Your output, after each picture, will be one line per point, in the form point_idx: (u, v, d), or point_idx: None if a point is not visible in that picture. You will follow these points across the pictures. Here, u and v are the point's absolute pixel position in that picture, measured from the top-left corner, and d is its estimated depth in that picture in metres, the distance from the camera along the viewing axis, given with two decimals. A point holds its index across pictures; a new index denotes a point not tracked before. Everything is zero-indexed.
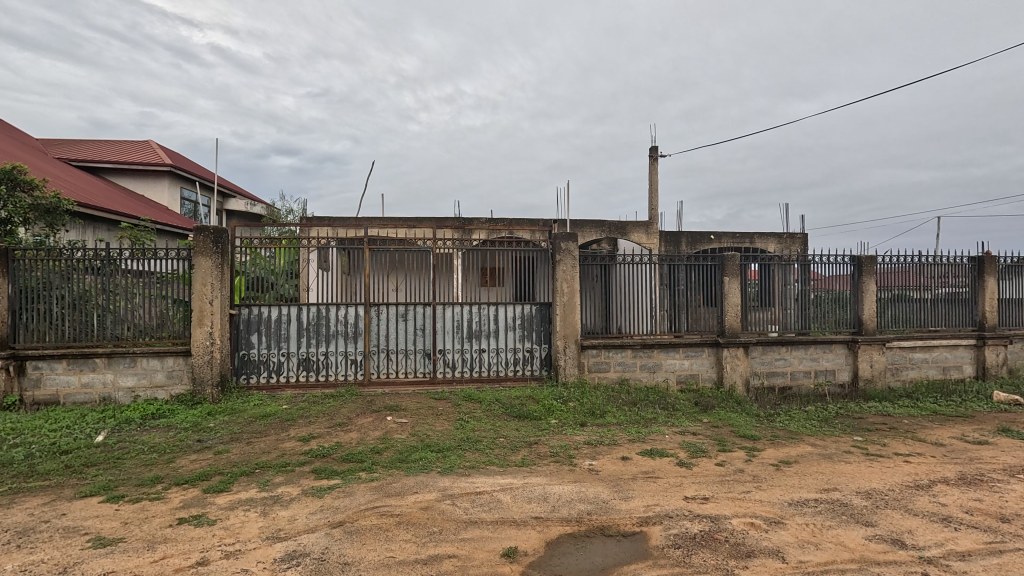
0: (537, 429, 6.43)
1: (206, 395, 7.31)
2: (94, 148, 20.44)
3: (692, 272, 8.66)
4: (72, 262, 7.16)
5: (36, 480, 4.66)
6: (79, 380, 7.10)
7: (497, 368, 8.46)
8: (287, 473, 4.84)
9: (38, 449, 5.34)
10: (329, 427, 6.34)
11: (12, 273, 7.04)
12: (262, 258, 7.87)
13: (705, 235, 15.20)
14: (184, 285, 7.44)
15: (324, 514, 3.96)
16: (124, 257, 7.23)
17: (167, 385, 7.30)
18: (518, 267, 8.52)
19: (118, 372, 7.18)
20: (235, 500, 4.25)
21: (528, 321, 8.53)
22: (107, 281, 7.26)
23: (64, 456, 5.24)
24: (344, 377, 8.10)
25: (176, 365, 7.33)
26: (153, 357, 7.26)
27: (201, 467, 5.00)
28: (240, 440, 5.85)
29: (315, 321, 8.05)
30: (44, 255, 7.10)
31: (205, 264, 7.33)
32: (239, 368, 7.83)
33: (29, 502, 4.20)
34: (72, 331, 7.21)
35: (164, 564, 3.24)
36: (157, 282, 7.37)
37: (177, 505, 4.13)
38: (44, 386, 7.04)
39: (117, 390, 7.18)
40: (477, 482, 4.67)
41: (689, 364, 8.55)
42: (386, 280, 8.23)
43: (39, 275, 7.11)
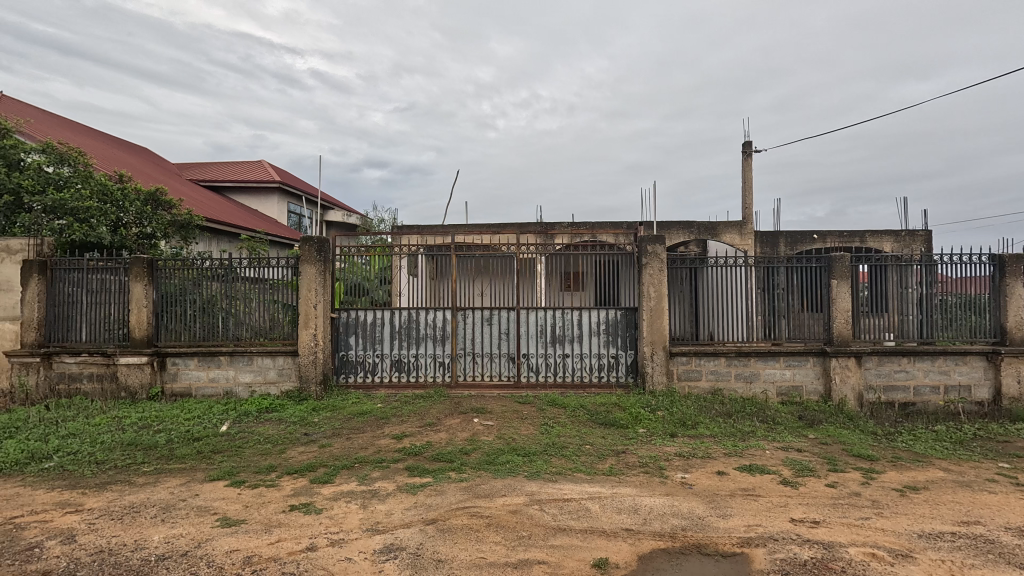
0: (624, 437, 6.25)
1: (311, 392, 7.93)
2: (218, 170, 23.05)
3: (794, 275, 8.02)
4: (202, 271, 8.07)
5: (175, 462, 5.29)
6: (207, 375, 7.99)
7: (581, 374, 8.36)
8: (383, 469, 5.11)
9: (177, 435, 6.07)
10: (420, 426, 6.60)
11: (155, 280, 8.05)
12: (357, 265, 8.42)
13: (807, 234, 14.02)
14: (292, 291, 8.15)
15: (418, 510, 4.12)
16: (242, 266, 8.06)
17: (278, 382, 8.00)
18: (601, 271, 8.38)
19: (238, 369, 7.99)
20: (338, 491, 4.55)
21: (613, 326, 8.36)
22: (230, 288, 8.11)
23: (197, 442, 5.91)
24: (433, 378, 8.41)
25: (286, 364, 8.02)
26: (267, 356, 8.00)
27: (308, 459, 5.42)
28: (340, 435, 6.27)
29: (406, 324, 8.46)
30: (180, 265, 8.08)
31: (311, 271, 7.98)
32: (339, 368, 8.40)
33: (171, 481, 4.78)
34: (202, 332, 8.12)
35: (279, 546, 3.53)
36: (269, 288, 8.12)
37: (289, 493, 4.51)
38: (180, 379, 8.00)
39: (238, 385, 7.99)
40: (565, 489, 4.62)
41: (792, 375, 7.90)
42: (472, 285, 8.47)
43: (176, 282, 8.07)
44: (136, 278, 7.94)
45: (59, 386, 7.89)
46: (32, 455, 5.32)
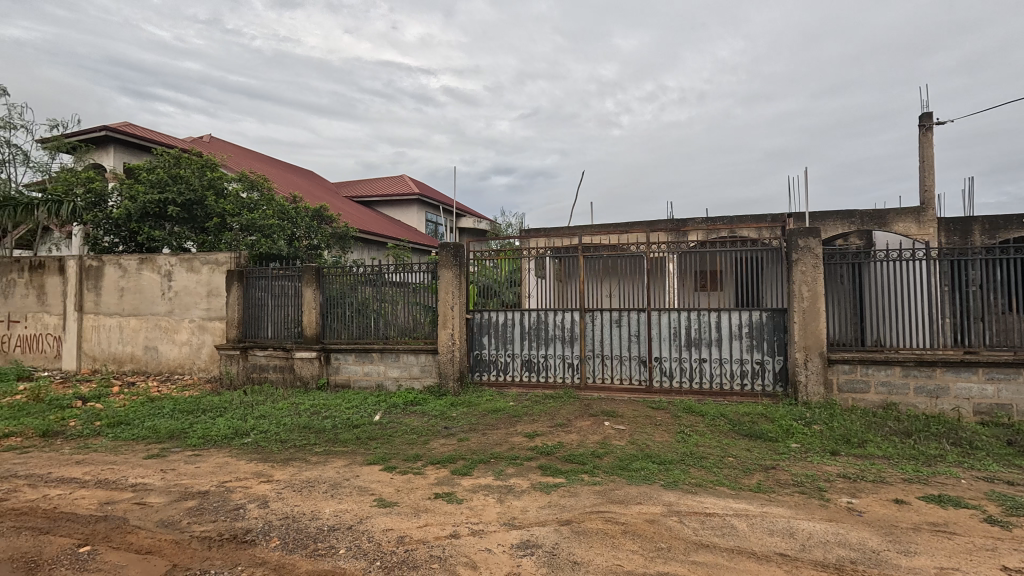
0: (773, 452, 5.67)
1: (449, 388, 8.48)
2: (368, 186, 25.75)
3: (997, 269, 6.59)
4: (357, 277, 9.08)
5: (340, 445, 6.03)
6: (363, 369, 8.95)
7: (720, 380, 7.79)
8: (518, 466, 5.26)
9: (340, 421, 6.91)
10: (551, 426, 6.69)
11: (321, 285, 9.23)
12: (488, 268, 8.81)
13: (1014, 218, 11.43)
14: (431, 294, 8.81)
15: (552, 509, 4.17)
16: (389, 271, 8.90)
17: (421, 377, 8.69)
18: (741, 269, 7.72)
19: (388, 364, 8.84)
20: (477, 484, 4.79)
21: (757, 329, 7.65)
22: (380, 291, 9.02)
23: (356, 429, 6.66)
24: (563, 379, 8.47)
25: (427, 361, 8.68)
26: (411, 353, 8.73)
27: (448, 451, 5.80)
28: (477, 430, 6.61)
29: (536, 325, 8.63)
30: (340, 272, 9.17)
31: (447, 275, 8.54)
32: (474, 366, 8.86)
33: (337, 462, 5.45)
34: (358, 331, 9.12)
35: (426, 530, 3.81)
36: (412, 291, 8.87)
37: (433, 481, 4.86)
38: (341, 372, 9.07)
39: (387, 379, 8.84)
40: (706, 503, 4.32)
41: (996, 391, 6.49)
42: (600, 286, 8.37)
43: (337, 287, 9.18)
44: (307, 284, 9.19)
45: (252, 374, 9.38)
46: (235, 431, 6.44)
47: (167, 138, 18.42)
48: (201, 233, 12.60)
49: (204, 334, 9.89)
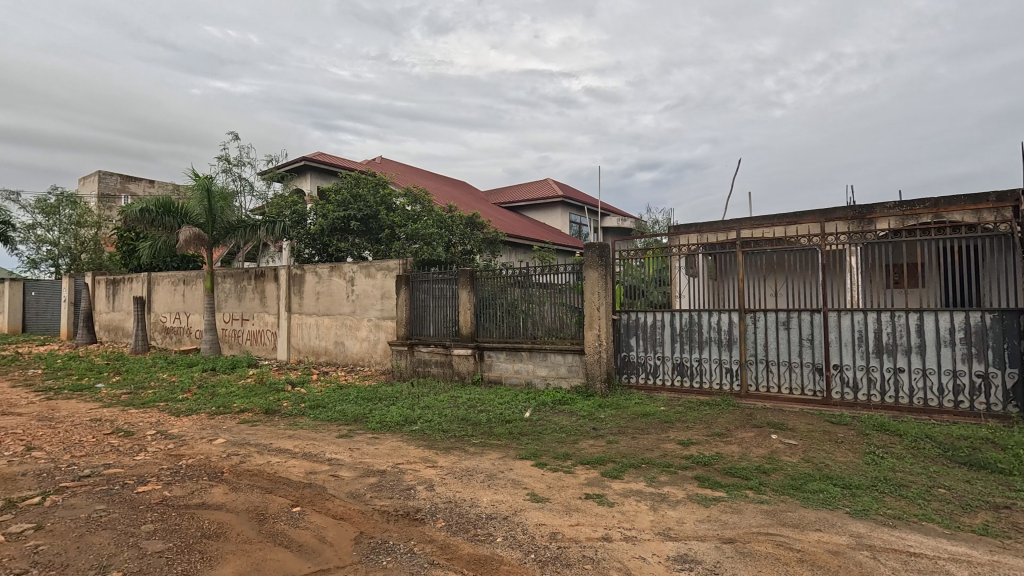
0: (1004, 487, 4.55)
1: (597, 389, 8.41)
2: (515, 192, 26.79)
3: None
4: (506, 279, 9.52)
5: (494, 438, 6.38)
6: (513, 366, 9.32)
7: (924, 395, 6.50)
8: (671, 474, 5.01)
9: (494, 416, 7.30)
10: (708, 435, 6.24)
11: (475, 287, 9.86)
12: (634, 268, 8.56)
13: None
14: (576, 294, 8.85)
15: (712, 525, 3.88)
16: (535, 273, 9.18)
17: (568, 377, 8.77)
18: (952, 261, 6.37)
19: (536, 363, 9.08)
20: (628, 489, 4.68)
21: (977, 334, 6.23)
22: (527, 292, 9.33)
23: (508, 424, 6.98)
24: (720, 386, 7.84)
25: (574, 361, 8.73)
26: (558, 353, 8.86)
27: (598, 452, 5.76)
28: (626, 433, 6.46)
29: (688, 327, 8.14)
30: (491, 274, 9.69)
31: (593, 276, 8.48)
32: (622, 368, 8.68)
33: (492, 454, 5.77)
34: (508, 330, 9.55)
35: (578, 530, 3.83)
36: (558, 292, 9.02)
37: (584, 481, 4.87)
38: (493, 369, 9.55)
39: (536, 377, 9.08)
40: (909, 540, 3.63)
41: None
42: (763, 285, 7.60)
43: (489, 289, 9.72)
44: (463, 286, 9.90)
45: (417, 368, 10.35)
46: (406, 419, 7.21)
47: (348, 162, 21.39)
48: (375, 243, 14.44)
49: (379, 332, 11.27)
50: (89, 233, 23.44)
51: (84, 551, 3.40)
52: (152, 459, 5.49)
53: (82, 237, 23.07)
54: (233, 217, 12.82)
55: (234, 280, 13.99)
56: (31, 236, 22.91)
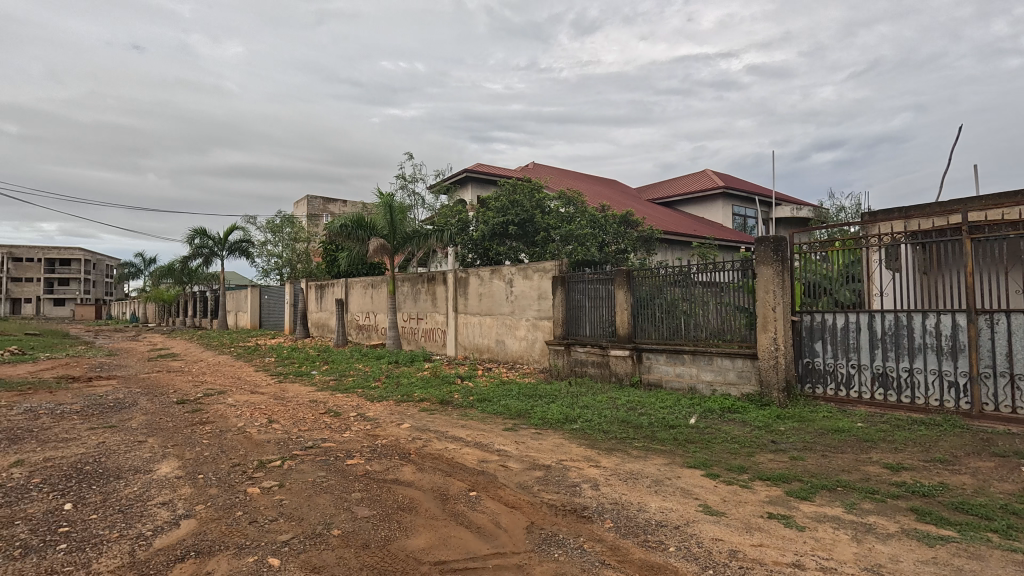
0: None
1: (773, 399, 7.55)
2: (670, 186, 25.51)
3: None
4: (664, 278, 9.11)
5: (658, 443, 6.15)
6: (675, 370, 8.82)
7: None
8: (876, 502, 4.29)
9: (656, 420, 7.03)
10: (926, 461, 5.19)
11: (631, 287, 9.59)
12: (814, 262, 7.59)
13: None
14: (745, 293, 8.10)
15: (939, 569, 3.22)
16: (696, 271, 8.66)
17: (739, 384, 8.04)
18: None
19: (700, 367, 8.48)
20: (821, 513, 4.12)
21: None
22: (689, 291, 8.81)
23: (672, 429, 6.67)
24: (941, 403, 6.49)
25: (745, 366, 7.98)
26: (726, 357, 8.17)
27: (779, 469, 5.19)
28: (814, 450, 5.70)
29: (892, 331, 6.91)
30: (648, 274, 9.36)
31: (767, 273, 7.66)
32: (804, 376, 7.70)
33: (657, 459, 5.56)
34: (668, 331, 9.10)
35: (762, 551, 3.50)
36: (723, 291, 8.35)
37: (765, 499, 4.43)
38: (653, 372, 9.12)
39: (700, 382, 8.48)
40: None
41: None
42: (1003, 278, 6.21)
43: (646, 289, 9.39)
44: (619, 286, 9.71)
45: (574, 367, 10.40)
46: (566, 417, 7.34)
47: (504, 170, 22.61)
48: (531, 246, 15.04)
49: (537, 331, 11.67)
50: (303, 247, 28.46)
51: (313, 509, 4.12)
52: (355, 436, 6.45)
53: (298, 250, 28.12)
54: (409, 228, 14.44)
55: (410, 283, 15.74)
56: (265, 250, 28.64)
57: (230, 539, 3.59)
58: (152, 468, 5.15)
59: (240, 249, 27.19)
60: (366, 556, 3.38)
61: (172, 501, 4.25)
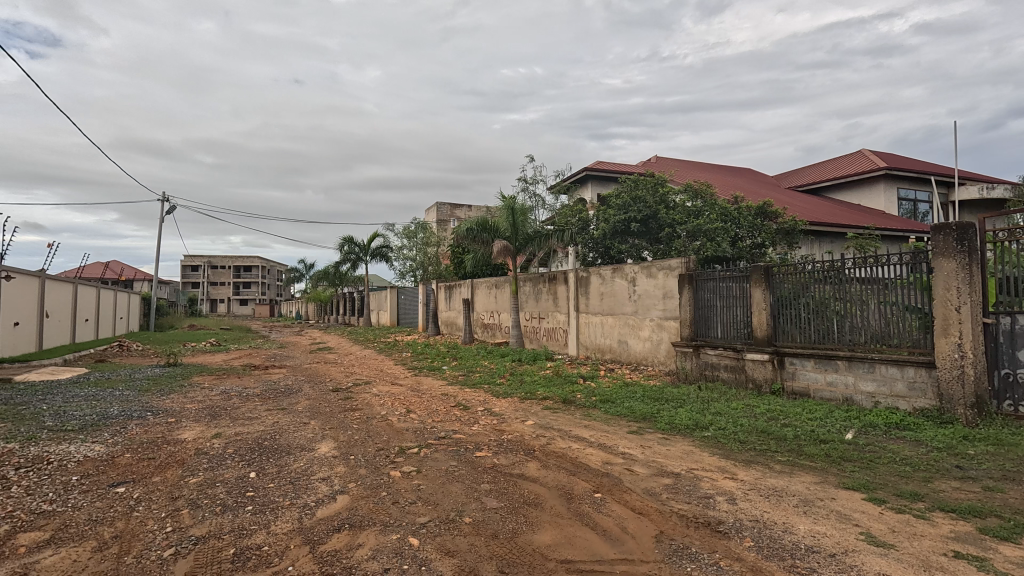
0: None
1: (958, 416, 6.42)
2: (817, 172, 22.72)
3: None
4: (811, 274, 8.14)
5: (805, 459, 5.52)
6: (825, 378, 7.82)
7: None
8: None
9: (803, 433, 6.32)
10: None
11: (770, 285, 8.72)
12: (1013, 253, 6.37)
13: None
14: (917, 291, 6.95)
15: None
16: (850, 266, 7.62)
17: (910, 397, 6.92)
18: None
19: (859, 376, 7.43)
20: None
21: None
22: (842, 289, 7.77)
23: (824, 444, 5.94)
24: None
25: (918, 377, 6.85)
26: (893, 365, 7.07)
27: (968, 500, 4.34)
28: (1018, 482, 4.67)
29: None
30: (792, 270, 8.43)
31: (947, 267, 6.54)
32: (1001, 392, 6.41)
33: (805, 477, 4.98)
34: (817, 334, 8.11)
35: None
36: (887, 288, 7.25)
37: (949, 534, 3.74)
38: (798, 379, 8.19)
39: (859, 393, 7.43)
40: None
41: None
42: None
43: (789, 286, 8.46)
44: (756, 284, 8.87)
45: (705, 371, 9.73)
46: (696, 423, 6.92)
47: (625, 167, 22.04)
48: (655, 243, 14.45)
49: (662, 332, 11.17)
50: (433, 251, 30.56)
51: (446, 496, 4.39)
52: (483, 430, 6.74)
53: (429, 254, 30.25)
54: (531, 229, 14.73)
55: (532, 283, 16.06)
56: (401, 255, 31.29)
57: (377, 516, 3.98)
58: (313, 447, 5.90)
59: (381, 255, 30.03)
60: (495, 545, 3.51)
61: (330, 478, 4.83)
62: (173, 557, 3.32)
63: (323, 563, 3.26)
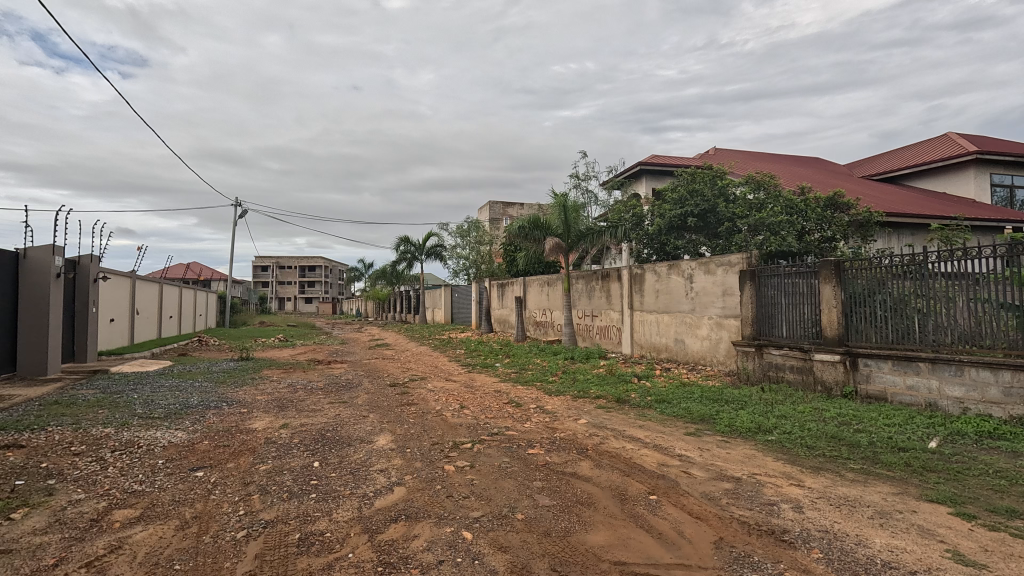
0: None
1: None
2: (895, 159, 21.07)
3: None
4: (889, 270, 7.56)
5: (882, 468, 5.13)
6: (905, 382, 7.25)
7: None
8: None
9: (879, 439, 5.88)
10: None
11: (841, 281, 8.15)
12: None
13: None
14: (1014, 287, 6.35)
15: None
16: (934, 260, 7.02)
17: (1005, 403, 6.31)
18: None
19: (944, 380, 6.85)
20: None
21: None
22: (925, 285, 7.17)
23: (903, 453, 5.51)
24: None
25: (1016, 381, 6.25)
26: (985, 368, 6.47)
27: None
28: None
29: None
30: (866, 264, 7.84)
31: None
32: None
33: (882, 487, 4.63)
34: (894, 334, 7.52)
35: None
36: (977, 284, 6.66)
37: None
38: (873, 382, 7.63)
39: (944, 398, 6.84)
40: None
41: None
42: None
43: (863, 282, 7.88)
44: (825, 280, 8.32)
45: (768, 372, 9.26)
46: (759, 426, 6.61)
47: (682, 160, 21.37)
48: (715, 239, 13.95)
49: (721, 331, 10.74)
50: (487, 249, 30.92)
51: (499, 492, 4.43)
52: (536, 428, 6.75)
53: (483, 252, 30.65)
54: (583, 226, 14.57)
55: (585, 281, 15.90)
56: (455, 253, 31.89)
57: (432, 509, 4.07)
58: (372, 439, 6.12)
59: (435, 253, 30.74)
60: (548, 543, 3.51)
61: (388, 470, 4.99)
62: (245, 538, 3.55)
63: (381, 552, 3.38)
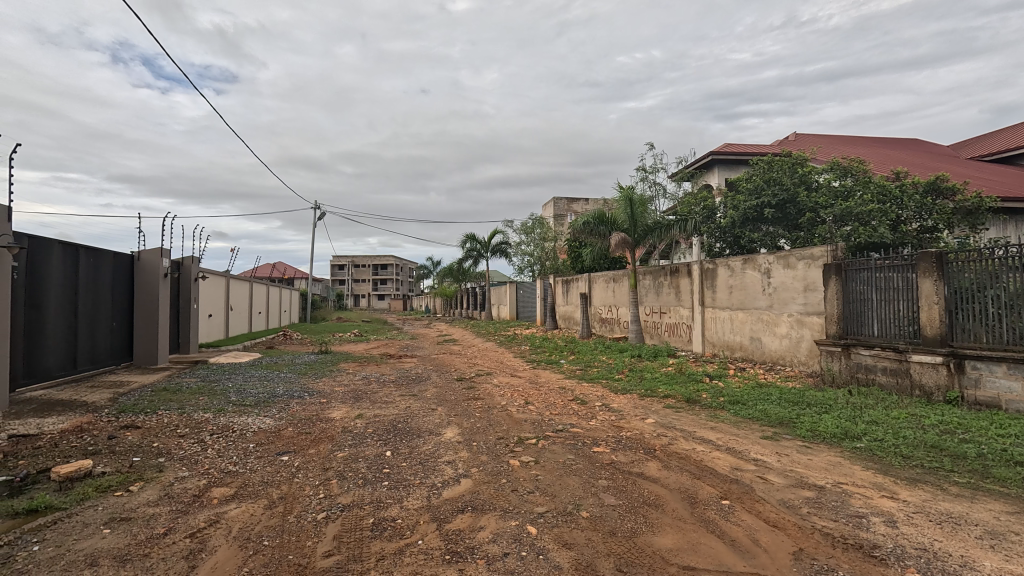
0: None
1: None
2: (1009, 136, 18.77)
3: None
4: (1003, 261, 6.74)
5: (992, 483, 4.60)
6: None
7: None
8: None
9: (990, 451, 5.27)
10: None
11: (945, 275, 7.34)
12: None
13: None
14: None
15: None
16: None
17: None
18: None
19: None
20: None
21: None
22: None
23: (1020, 467, 4.90)
24: None
25: None
26: None
27: None
28: None
29: None
30: (975, 256, 7.04)
31: None
32: None
33: (993, 504, 4.15)
34: (1010, 334, 6.70)
35: None
36: None
37: None
38: (984, 387, 6.85)
39: None
40: None
41: None
42: None
43: (971, 276, 7.08)
44: (924, 274, 7.55)
45: (857, 373, 8.54)
46: (846, 432, 6.13)
47: (759, 148, 20.17)
48: (796, 231, 13.05)
49: (803, 329, 10.05)
50: (551, 246, 31.10)
51: (564, 489, 4.42)
52: (602, 425, 6.67)
53: (547, 249, 30.87)
54: (650, 220, 14.14)
55: (652, 277, 15.45)
56: (519, 251, 32.12)
57: (498, 501, 4.15)
58: (440, 432, 6.31)
59: (500, 251, 31.12)
60: (613, 543, 3.46)
61: (455, 461, 5.13)
62: (325, 520, 3.78)
63: (448, 540, 3.49)
